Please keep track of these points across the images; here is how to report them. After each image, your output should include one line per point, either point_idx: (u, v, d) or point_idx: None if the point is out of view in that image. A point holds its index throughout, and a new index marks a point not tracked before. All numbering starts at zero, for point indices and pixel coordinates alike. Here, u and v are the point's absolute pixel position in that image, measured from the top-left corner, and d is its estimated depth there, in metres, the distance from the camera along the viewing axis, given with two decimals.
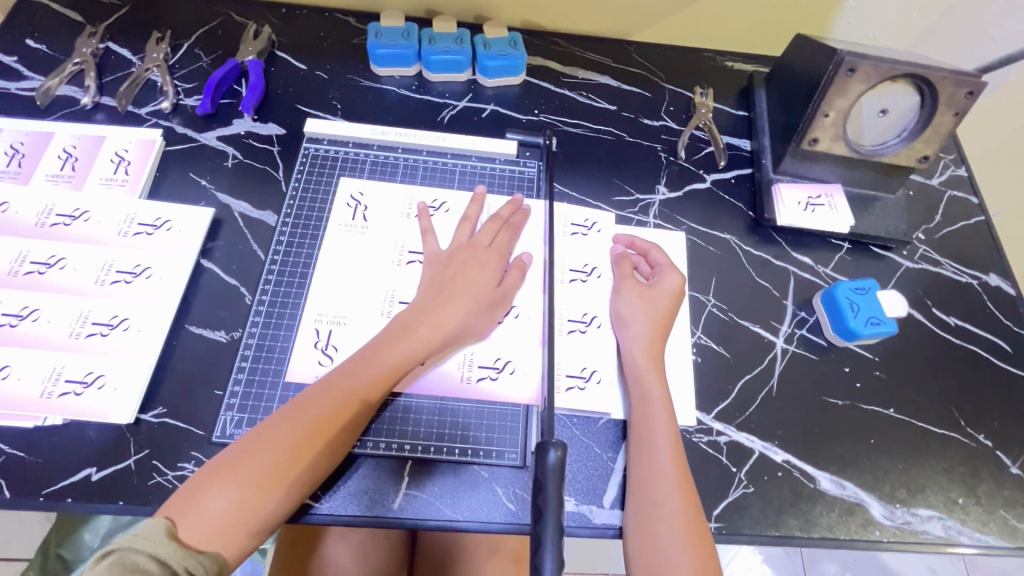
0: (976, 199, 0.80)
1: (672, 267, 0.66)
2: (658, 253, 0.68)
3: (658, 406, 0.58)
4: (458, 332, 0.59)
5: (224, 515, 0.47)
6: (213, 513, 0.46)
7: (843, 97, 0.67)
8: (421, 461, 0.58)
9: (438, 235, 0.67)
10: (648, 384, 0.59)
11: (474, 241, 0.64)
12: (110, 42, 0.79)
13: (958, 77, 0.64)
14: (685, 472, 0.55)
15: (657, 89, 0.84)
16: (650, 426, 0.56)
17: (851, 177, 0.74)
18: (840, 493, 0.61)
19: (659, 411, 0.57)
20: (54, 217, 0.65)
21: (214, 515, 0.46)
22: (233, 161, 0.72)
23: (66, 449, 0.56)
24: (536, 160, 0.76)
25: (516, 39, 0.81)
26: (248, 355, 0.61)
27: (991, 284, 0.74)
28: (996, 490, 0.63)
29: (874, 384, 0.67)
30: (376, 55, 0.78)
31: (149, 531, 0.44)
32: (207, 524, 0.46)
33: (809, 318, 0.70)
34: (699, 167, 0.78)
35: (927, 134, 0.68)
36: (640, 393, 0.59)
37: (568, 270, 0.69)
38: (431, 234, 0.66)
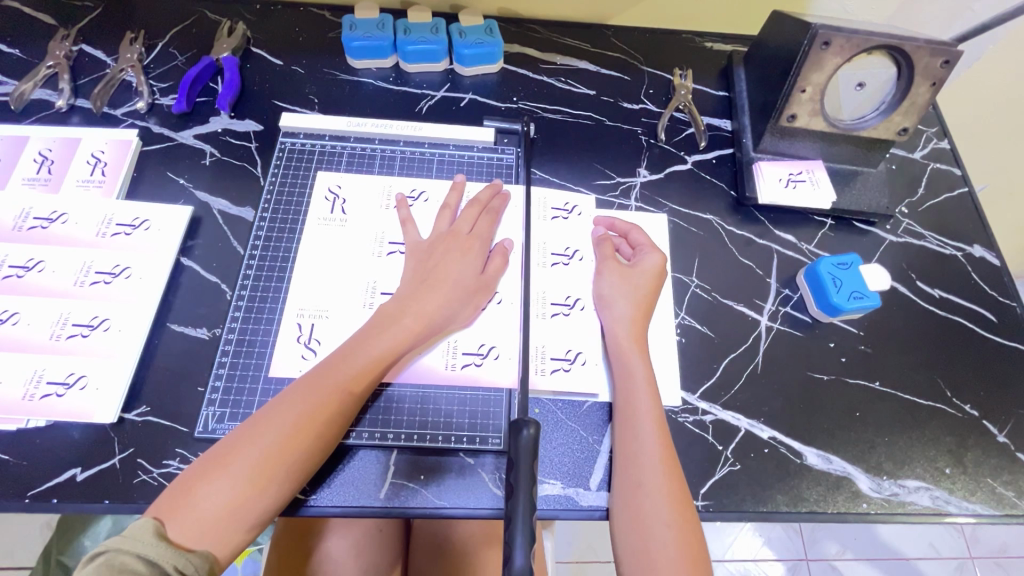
0: (959, 171, 0.80)
1: (652, 247, 0.66)
2: (638, 234, 0.68)
3: (642, 388, 0.57)
4: (442, 322, 0.59)
5: (213, 513, 0.46)
6: (202, 511, 0.46)
7: (819, 72, 0.67)
8: (405, 450, 0.58)
9: (418, 225, 0.67)
10: (631, 362, 0.59)
11: (454, 228, 0.64)
12: (84, 44, 0.79)
13: (933, 47, 0.63)
14: (670, 452, 0.55)
15: (635, 72, 0.84)
16: (633, 405, 0.56)
17: (831, 153, 0.74)
18: (827, 467, 0.61)
19: (643, 392, 0.57)
20: (32, 221, 0.64)
21: (204, 513, 0.46)
22: (211, 158, 0.72)
23: (50, 451, 0.56)
24: (515, 147, 0.75)
25: (492, 26, 0.80)
26: (228, 350, 0.60)
27: (975, 255, 0.74)
28: (983, 459, 0.63)
29: (859, 358, 0.66)
30: (351, 47, 0.78)
31: (137, 532, 0.44)
32: (197, 524, 0.46)
33: (793, 295, 0.70)
34: (679, 148, 0.78)
35: (905, 105, 0.68)
36: (624, 377, 0.58)
37: (549, 254, 0.68)
38: (410, 224, 0.65)
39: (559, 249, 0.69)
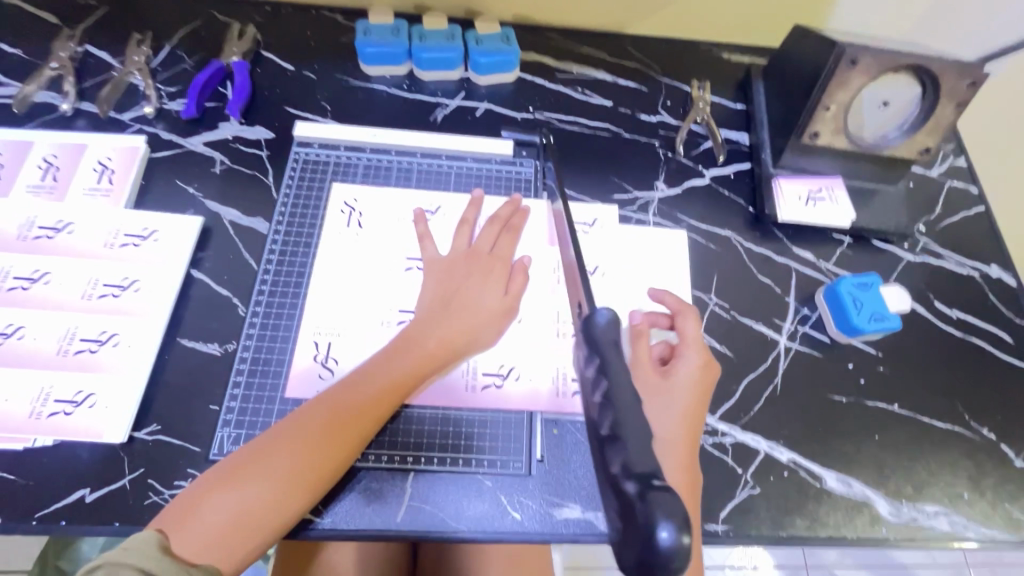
0: (976, 190, 0.80)
1: (687, 309, 0.58)
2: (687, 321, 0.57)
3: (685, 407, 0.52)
4: (465, 345, 0.57)
5: (219, 526, 0.46)
6: (208, 525, 0.45)
7: (844, 90, 0.66)
8: (424, 472, 0.57)
9: (436, 240, 0.65)
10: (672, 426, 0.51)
11: (476, 248, 0.63)
12: (89, 45, 0.76)
13: (960, 68, 0.63)
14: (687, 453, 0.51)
15: (653, 83, 0.82)
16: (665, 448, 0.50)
17: (852, 171, 0.73)
18: (846, 491, 0.61)
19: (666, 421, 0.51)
20: (37, 230, 0.62)
21: (210, 528, 0.45)
22: (221, 167, 0.70)
23: (58, 470, 0.54)
24: (532, 159, 0.74)
25: (509, 34, 0.79)
26: (243, 367, 0.59)
27: (992, 276, 0.74)
28: (1001, 484, 0.63)
29: (878, 380, 0.66)
30: (365, 54, 0.76)
31: (139, 545, 0.42)
32: (203, 537, 0.45)
33: (812, 314, 0.69)
34: (697, 162, 0.77)
35: (929, 126, 0.67)
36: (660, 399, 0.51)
37: None
38: (429, 240, 0.64)
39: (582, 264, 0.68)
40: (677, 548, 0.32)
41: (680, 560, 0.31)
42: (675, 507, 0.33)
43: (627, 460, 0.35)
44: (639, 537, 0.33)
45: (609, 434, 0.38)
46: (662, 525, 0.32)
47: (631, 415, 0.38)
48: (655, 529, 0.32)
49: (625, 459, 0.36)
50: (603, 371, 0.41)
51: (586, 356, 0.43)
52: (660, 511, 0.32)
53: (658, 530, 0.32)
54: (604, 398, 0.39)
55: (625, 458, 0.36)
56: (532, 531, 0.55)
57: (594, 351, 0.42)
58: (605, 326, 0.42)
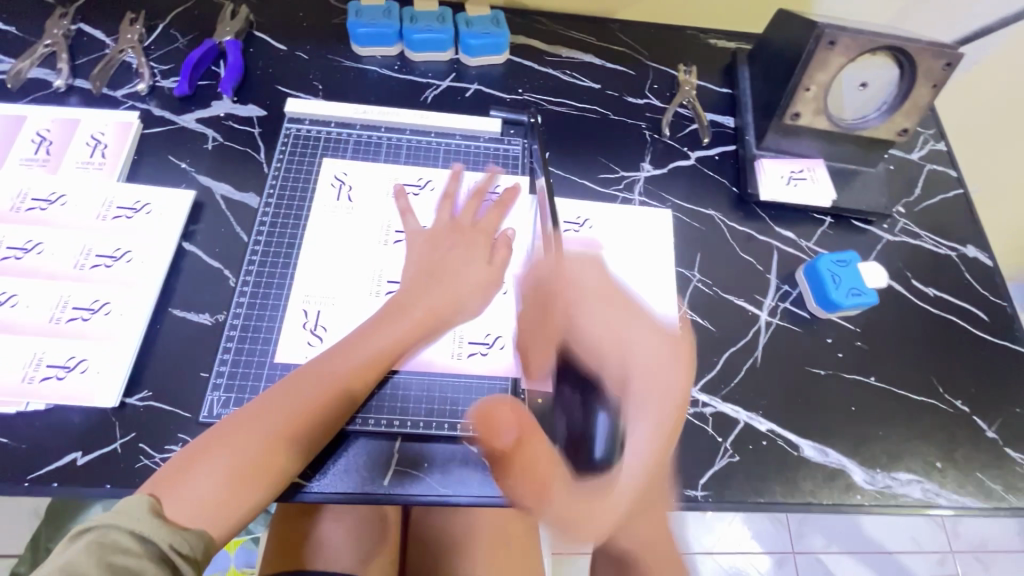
0: (954, 173, 0.82)
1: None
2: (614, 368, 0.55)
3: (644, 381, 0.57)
4: (449, 314, 0.59)
5: (211, 490, 0.47)
6: (199, 490, 0.46)
7: (824, 71, 0.68)
8: (411, 437, 0.58)
9: (417, 215, 0.66)
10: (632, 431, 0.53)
11: (459, 220, 0.64)
12: (83, 23, 0.77)
13: (936, 48, 0.64)
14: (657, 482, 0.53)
15: (640, 67, 0.84)
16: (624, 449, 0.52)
17: (832, 152, 0.75)
18: (823, 459, 0.62)
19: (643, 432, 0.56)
20: (30, 202, 0.63)
21: (200, 493, 0.46)
22: (213, 143, 0.71)
23: (49, 434, 0.55)
24: (521, 138, 0.75)
25: (499, 17, 0.80)
26: (233, 335, 0.60)
27: (968, 256, 0.76)
28: (973, 453, 0.64)
29: (856, 354, 0.68)
30: (356, 35, 0.77)
31: (129, 507, 0.43)
32: (195, 500, 0.46)
33: (792, 291, 0.71)
34: (683, 144, 0.79)
35: (906, 107, 0.69)
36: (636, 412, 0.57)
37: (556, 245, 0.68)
38: (410, 214, 0.65)
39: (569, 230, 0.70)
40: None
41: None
42: None
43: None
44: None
45: None
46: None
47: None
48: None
49: None
50: None
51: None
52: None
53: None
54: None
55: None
56: (516, 494, 0.57)
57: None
58: None
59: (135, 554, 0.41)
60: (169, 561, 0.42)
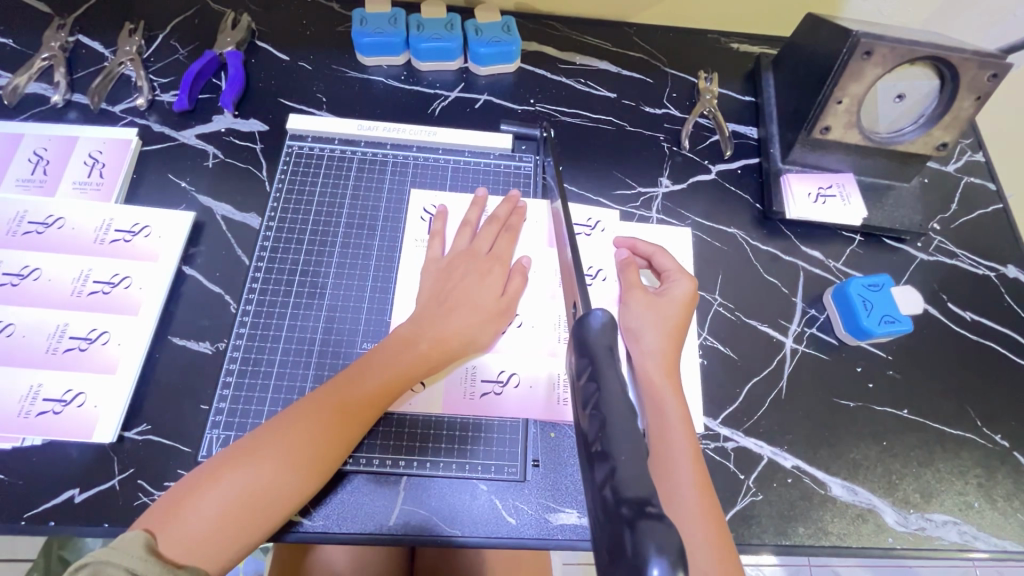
0: (993, 186, 0.77)
1: (681, 272, 0.59)
2: (665, 259, 0.61)
3: (665, 385, 0.53)
4: (460, 346, 0.56)
5: (208, 525, 0.45)
6: (195, 525, 0.45)
7: (858, 82, 0.63)
8: (418, 476, 0.56)
9: (446, 240, 0.64)
10: (664, 400, 0.51)
11: (474, 247, 0.62)
12: (81, 35, 0.75)
13: (981, 59, 0.59)
14: (708, 488, 0.49)
15: (658, 74, 0.80)
16: (662, 407, 0.51)
17: (864, 167, 0.71)
18: (851, 499, 0.59)
19: (677, 429, 0.51)
20: (26, 225, 0.61)
21: (195, 528, 0.44)
22: (214, 160, 0.69)
23: (47, 470, 0.53)
24: (532, 154, 0.72)
25: (510, 23, 0.76)
26: (233, 367, 0.58)
27: (1008, 276, 0.71)
28: (1013, 492, 0.61)
29: (888, 383, 0.64)
30: (361, 44, 0.74)
31: (127, 545, 0.42)
32: (191, 535, 0.44)
33: (819, 316, 0.67)
34: (703, 157, 0.75)
35: (946, 120, 0.64)
36: (657, 412, 0.51)
37: None
38: (438, 238, 0.63)
39: (580, 233, 0.68)
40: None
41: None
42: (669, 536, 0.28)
43: (617, 484, 0.30)
44: (626, 572, 0.28)
45: (597, 447, 0.33)
46: (652, 560, 0.27)
47: (622, 429, 0.33)
48: (645, 564, 0.27)
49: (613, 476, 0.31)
50: (594, 377, 0.37)
51: (576, 364, 0.39)
52: (650, 543, 0.28)
53: (647, 565, 0.27)
54: (594, 408, 0.35)
55: (613, 481, 0.31)
56: (528, 535, 0.54)
57: (586, 359, 0.38)
58: (599, 330, 0.39)
59: None
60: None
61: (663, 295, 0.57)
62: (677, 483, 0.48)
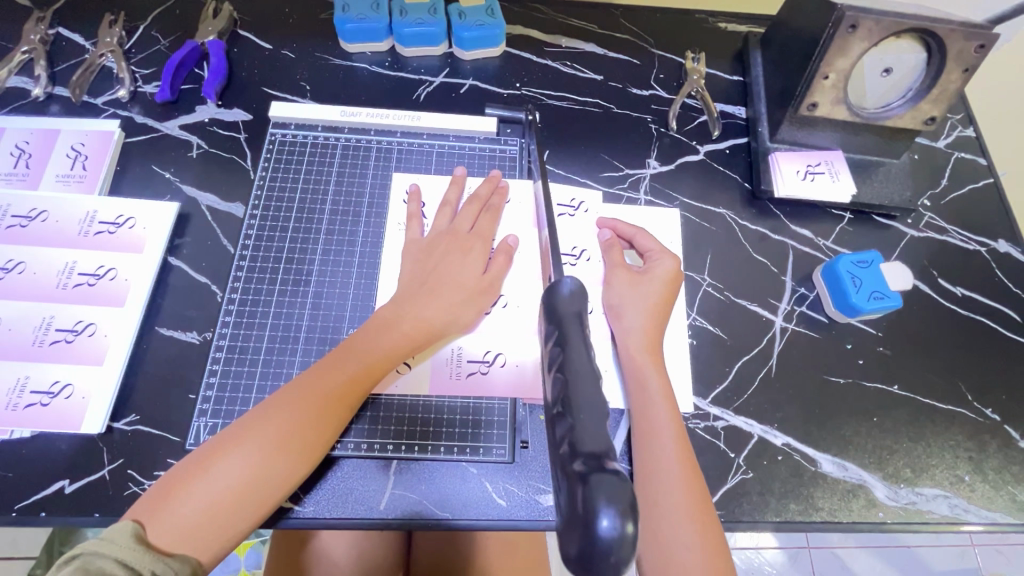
0: (984, 161, 0.76)
1: (664, 252, 0.59)
2: (646, 239, 0.62)
3: (647, 362, 0.53)
4: (443, 326, 0.56)
5: (197, 513, 0.45)
6: (183, 516, 0.45)
7: (844, 57, 0.62)
8: (408, 460, 0.56)
9: (424, 220, 0.64)
10: (646, 377, 0.52)
11: (454, 226, 0.61)
12: (61, 27, 0.74)
13: (968, 30, 0.59)
14: (692, 464, 0.49)
15: (645, 55, 0.79)
16: (645, 386, 0.52)
17: (853, 143, 0.70)
18: (842, 475, 0.59)
19: (659, 407, 0.51)
20: (9, 219, 0.61)
21: (184, 518, 0.44)
22: (198, 150, 0.68)
23: (36, 462, 0.53)
24: (518, 137, 0.71)
25: (494, 6, 0.75)
26: (219, 357, 0.58)
27: (999, 251, 0.71)
28: (1004, 465, 0.61)
29: (878, 360, 0.64)
30: (344, 30, 0.73)
31: (115, 534, 0.42)
32: (180, 525, 0.44)
33: (809, 294, 0.67)
34: (691, 138, 0.74)
35: (933, 94, 0.64)
36: (638, 390, 0.52)
37: None
38: (416, 219, 0.63)
39: (563, 214, 0.67)
40: (618, 538, 0.29)
41: (620, 550, 0.28)
42: (621, 491, 0.30)
43: (575, 439, 0.32)
44: (578, 525, 0.29)
45: (558, 411, 0.35)
46: (602, 512, 0.29)
47: (584, 393, 0.35)
48: (595, 516, 0.29)
49: (572, 436, 0.33)
50: (560, 344, 0.38)
51: (545, 332, 0.40)
52: (601, 496, 0.29)
53: (597, 516, 0.29)
54: (558, 371, 0.37)
55: (571, 437, 0.32)
56: (519, 517, 0.54)
57: (554, 326, 0.39)
58: (568, 297, 0.40)
59: None
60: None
61: (644, 274, 0.58)
62: (662, 459, 0.49)
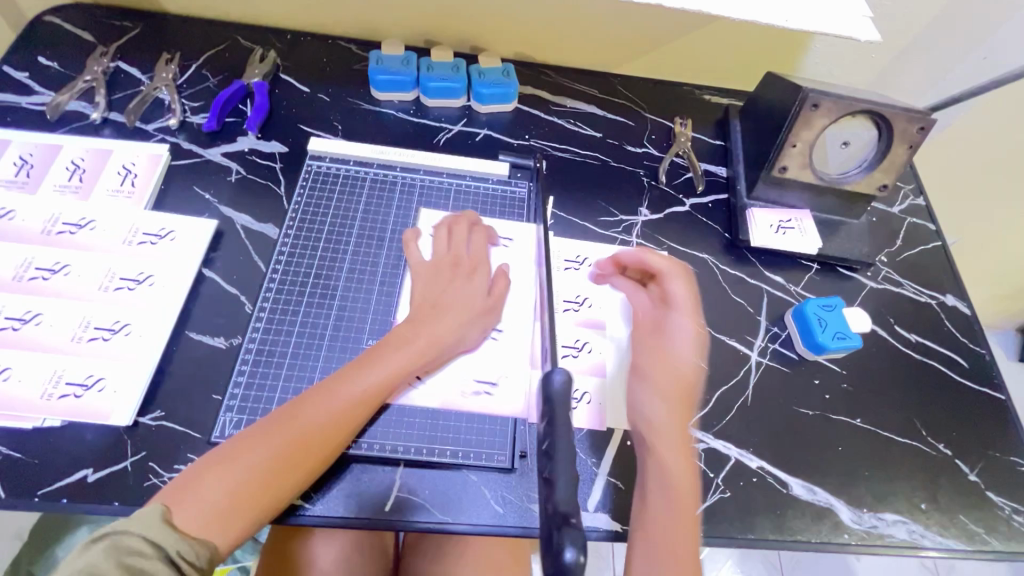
0: (933, 226, 0.87)
1: (675, 270, 0.72)
2: (664, 286, 0.71)
3: (673, 400, 0.64)
4: (451, 345, 0.62)
5: (218, 502, 0.48)
6: (207, 499, 0.48)
7: (809, 129, 0.73)
8: (413, 464, 0.60)
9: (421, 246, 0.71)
10: (665, 436, 0.61)
11: (455, 251, 0.68)
12: (121, 61, 0.83)
13: (910, 114, 0.70)
14: (688, 510, 0.57)
15: (640, 118, 0.90)
16: (661, 446, 0.60)
17: (818, 203, 0.80)
18: (811, 498, 0.64)
19: (672, 455, 0.60)
20: (61, 226, 0.67)
21: (207, 506, 0.48)
22: (236, 176, 0.76)
23: (63, 450, 0.57)
24: (526, 181, 0.80)
25: (508, 69, 0.86)
26: (247, 359, 0.62)
27: (948, 304, 0.80)
28: (956, 496, 0.67)
29: (843, 396, 0.71)
30: (376, 80, 0.83)
31: (144, 516, 0.46)
32: (202, 513, 0.48)
33: (781, 333, 0.74)
34: (679, 191, 0.83)
35: (885, 164, 0.74)
36: (652, 430, 0.61)
37: (561, 301, 0.71)
38: (412, 245, 0.69)
39: (568, 268, 0.74)
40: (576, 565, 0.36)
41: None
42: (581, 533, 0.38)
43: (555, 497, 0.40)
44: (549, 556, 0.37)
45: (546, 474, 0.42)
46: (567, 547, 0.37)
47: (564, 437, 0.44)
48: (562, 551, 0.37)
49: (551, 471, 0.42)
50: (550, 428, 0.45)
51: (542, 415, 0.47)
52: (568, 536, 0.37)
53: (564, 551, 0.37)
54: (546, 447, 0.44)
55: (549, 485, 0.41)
56: (512, 524, 0.58)
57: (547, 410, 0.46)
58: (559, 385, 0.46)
59: (146, 559, 0.44)
60: (179, 566, 0.45)
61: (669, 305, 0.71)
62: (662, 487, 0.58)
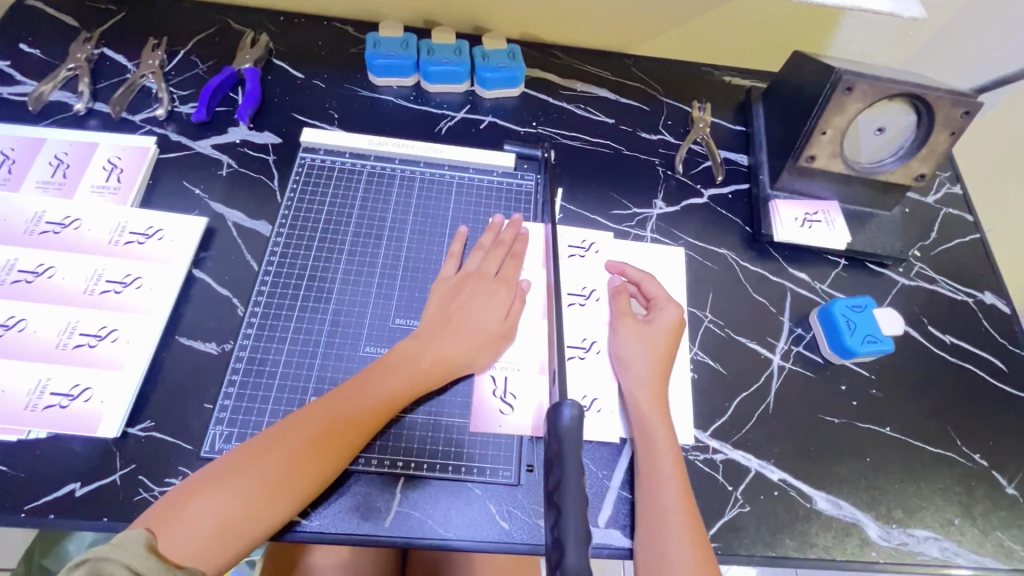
0: (971, 217, 0.81)
1: (669, 301, 0.64)
2: (653, 285, 0.66)
3: (652, 411, 0.58)
4: (462, 365, 0.59)
5: (208, 527, 0.46)
6: (196, 524, 0.46)
7: (840, 115, 0.67)
8: (414, 478, 0.57)
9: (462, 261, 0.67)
10: (653, 427, 0.57)
11: (482, 268, 0.64)
12: (105, 47, 0.79)
13: (955, 97, 0.64)
14: (693, 509, 0.53)
15: (655, 103, 0.84)
16: (652, 436, 0.56)
17: (848, 194, 0.74)
18: (836, 512, 0.60)
19: (666, 460, 0.55)
20: (44, 225, 0.64)
21: (195, 531, 0.45)
22: (228, 169, 0.72)
23: (50, 462, 0.54)
24: (534, 172, 0.75)
25: (515, 51, 0.80)
26: (238, 368, 0.59)
27: (985, 302, 0.74)
28: (992, 510, 0.62)
29: (871, 402, 0.66)
30: (373, 65, 0.78)
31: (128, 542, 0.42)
32: (190, 538, 0.45)
33: (806, 334, 0.70)
34: (697, 182, 0.78)
35: (923, 153, 0.69)
36: (646, 440, 0.56)
37: (566, 294, 0.67)
38: (454, 258, 0.66)
39: (574, 254, 0.70)
40: None
41: None
42: None
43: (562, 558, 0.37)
44: None
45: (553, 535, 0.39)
46: None
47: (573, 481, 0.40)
48: None
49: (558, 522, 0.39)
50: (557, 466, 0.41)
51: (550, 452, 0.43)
52: None
53: None
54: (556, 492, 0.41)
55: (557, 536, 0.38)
56: (519, 541, 0.55)
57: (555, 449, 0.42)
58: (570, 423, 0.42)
59: None
60: None
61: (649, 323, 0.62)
62: (663, 489, 0.54)
